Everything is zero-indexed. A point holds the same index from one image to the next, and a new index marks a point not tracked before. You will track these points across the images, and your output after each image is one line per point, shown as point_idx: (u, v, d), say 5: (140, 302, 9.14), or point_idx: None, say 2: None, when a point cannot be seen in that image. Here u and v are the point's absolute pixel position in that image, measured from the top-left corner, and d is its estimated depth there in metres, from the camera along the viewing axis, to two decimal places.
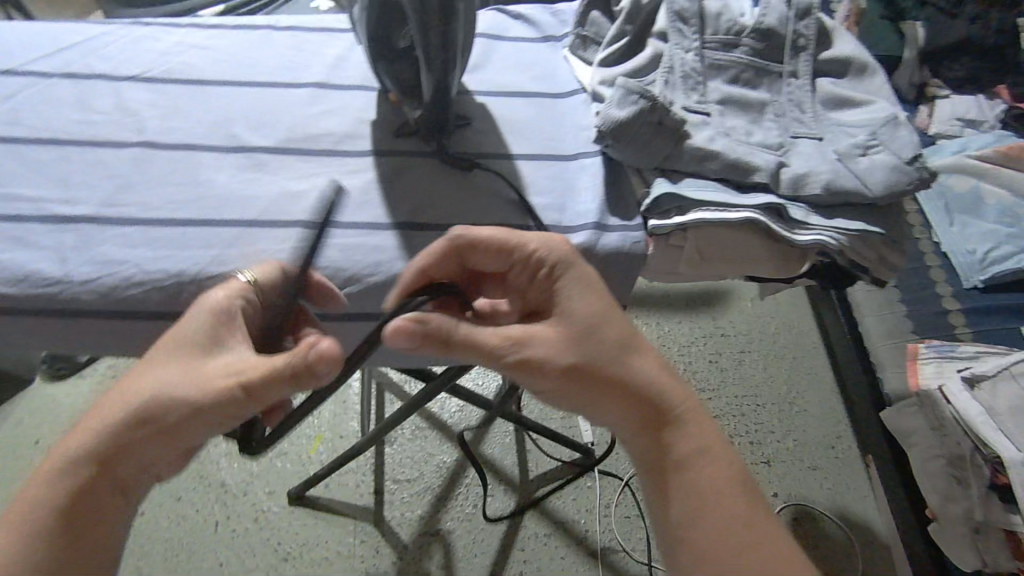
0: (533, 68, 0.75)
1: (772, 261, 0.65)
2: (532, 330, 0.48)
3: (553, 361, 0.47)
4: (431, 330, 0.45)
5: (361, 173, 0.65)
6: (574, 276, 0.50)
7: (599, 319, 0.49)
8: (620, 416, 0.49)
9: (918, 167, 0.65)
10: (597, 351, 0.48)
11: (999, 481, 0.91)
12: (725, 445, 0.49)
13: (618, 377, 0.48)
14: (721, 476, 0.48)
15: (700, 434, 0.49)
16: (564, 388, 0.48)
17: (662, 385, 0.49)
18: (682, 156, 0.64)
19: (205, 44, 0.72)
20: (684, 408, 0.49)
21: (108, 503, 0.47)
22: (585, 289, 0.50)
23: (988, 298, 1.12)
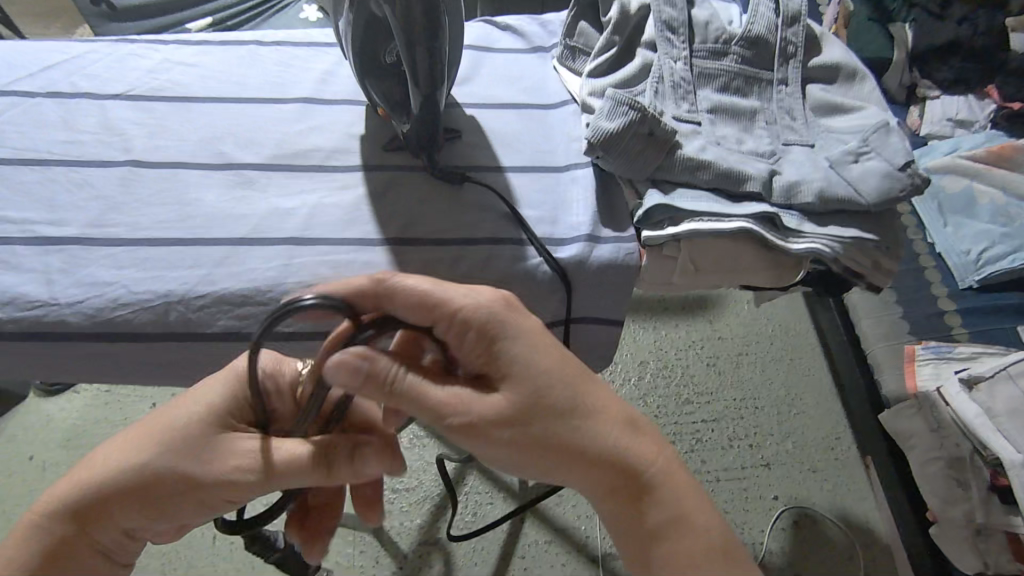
0: (522, 80, 0.75)
1: (767, 267, 0.64)
2: (478, 399, 0.44)
3: (507, 433, 0.45)
4: (378, 378, 0.42)
5: (351, 189, 0.64)
6: (519, 335, 0.45)
7: (547, 385, 0.45)
8: (587, 481, 0.48)
9: (910, 174, 0.65)
10: (555, 420, 0.45)
11: (998, 482, 0.94)
12: (700, 501, 0.49)
13: (581, 447, 0.46)
14: (694, 535, 0.48)
15: (673, 496, 0.48)
16: (522, 460, 0.46)
17: (626, 449, 0.47)
18: (674, 166, 0.63)
19: (191, 61, 0.72)
20: (657, 467, 0.48)
21: (83, 559, 0.48)
22: (529, 350, 0.45)
23: (984, 299, 1.13)
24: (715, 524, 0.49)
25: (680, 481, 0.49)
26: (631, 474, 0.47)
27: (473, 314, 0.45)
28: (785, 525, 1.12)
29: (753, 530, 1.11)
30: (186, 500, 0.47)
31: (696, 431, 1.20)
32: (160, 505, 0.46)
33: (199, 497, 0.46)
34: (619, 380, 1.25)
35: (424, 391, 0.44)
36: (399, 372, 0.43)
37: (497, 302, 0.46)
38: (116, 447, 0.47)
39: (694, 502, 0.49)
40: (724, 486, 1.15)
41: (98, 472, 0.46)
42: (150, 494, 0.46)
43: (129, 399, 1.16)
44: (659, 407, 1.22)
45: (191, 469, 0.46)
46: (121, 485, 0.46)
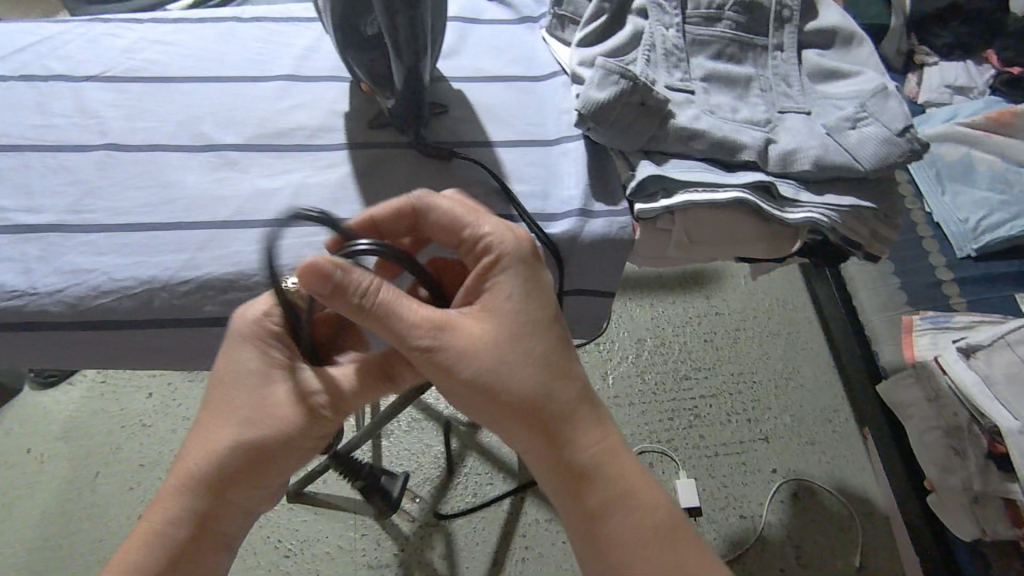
0: (510, 51, 0.73)
1: (764, 239, 0.63)
2: (451, 332, 0.45)
3: (469, 367, 0.45)
4: (345, 288, 0.42)
5: (335, 168, 0.62)
6: (519, 275, 0.47)
7: (525, 327, 0.46)
8: (533, 440, 0.47)
9: (909, 138, 0.63)
10: (520, 367, 0.46)
11: (996, 450, 0.91)
12: (649, 491, 0.48)
13: (534, 399, 0.46)
14: (626, 526, 0.47)
15: (620, 478, 0.47)
16: (477, 398, 0.46)
17: (582, 413, 0.47)
18: (667, 136, 0.62)
19: (169, 39, 0.69)
20: (601, 448, 0.47)
21: (212, 551, 0.49)
22: (514, 293, 0.47)
23: (982, 267, 1.12)
24: (657, 523, 0.47)
25: (625, 468, 0.48)
26: (577, 445, 0.47)
27: (485, 246, 0.47)
28: (784, 498, 1.12)
29: (752, 502, 1.11)
30: (283, 457, 0.50)
31: (694, 406, 1.20)
32: (265, 472, 0.49)
33: (291, 448, 0.49)
34: (617, 358, 1.24)
35: (396, 311, 0.44)
36: (376, 289, 0.43)
37: (513, 238, 0.47)
38: (200, 440, 0.48)
39: (637, 495, 0.47)
40: (723, 460, 1.15)
41: (196, 464, 0.48)
42: (252, 466, 0.48)
43: (124, 389, 1.15)
44: (657, 383, 1.22)
45: (276, 430, 0.48)
46: (222, 469, 0.48)
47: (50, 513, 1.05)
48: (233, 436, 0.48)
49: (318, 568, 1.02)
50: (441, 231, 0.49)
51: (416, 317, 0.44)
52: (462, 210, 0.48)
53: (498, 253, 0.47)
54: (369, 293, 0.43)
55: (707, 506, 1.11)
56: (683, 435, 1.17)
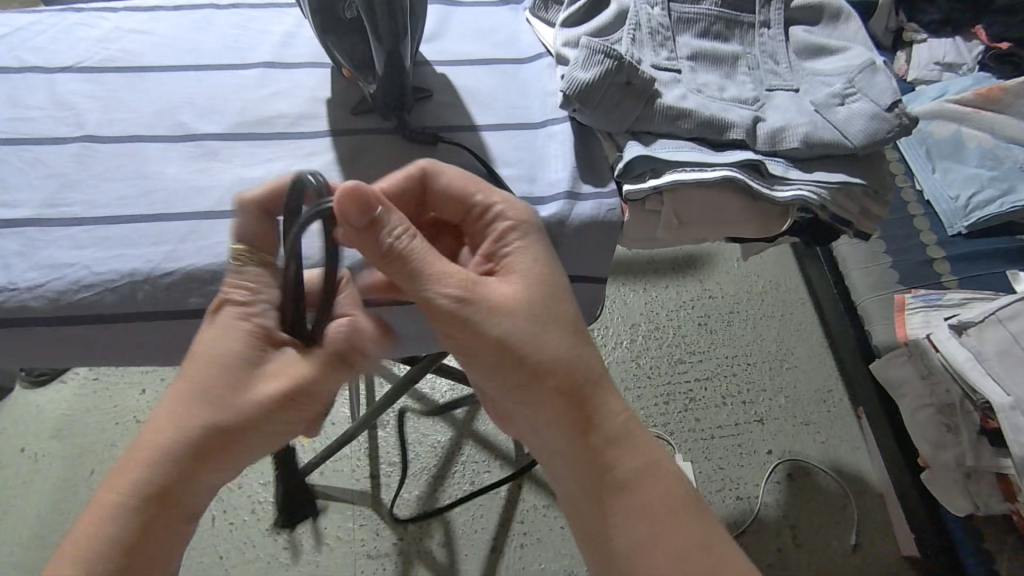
0: (493, 33, 0.72)
1: (755, 218, 0.62)
2: (482, 293, 0.46)
3: (501, 332, 0.46)
4: (377, 231, 0.43)
5: (318, 156, 0.61)
6: (538, 243, 0.50)
7: (550, 292, 0.48)
8: (559, 412, 0.48)
9: (897, 114, 0.62)
10: (550, 329, 0.47)
11: (988, 426, 0.92)
12: (668, 459, 0.49)
13: (563, 366, 0.47)
14: (653, 494, 0.47)
15: (643, 443, 0.49)
16: (507, 363, 0.47)
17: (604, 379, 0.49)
18: (653, 116, 0.61)
19: (144, 28, 0.68)
20: (624, 420, 0.48)
21: (172, 529, 0.47)
22: (534, 261, 0.49)
23: (973, 244, 1.12)
24: (682, 493, 0.48)
25: (646, 441, 0.49)
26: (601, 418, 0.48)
27: (498, 220, 0.50)
28: (780, 478, 1.12)
29: (748, 484, 1.12)
30: (252, 434, 0.49)
31: (689, 389, 1.20)
32: (233, 452, 0.49)
33: (261, 427, 0.49)
34: (610, 344, 1.24)
35: (426, 263, 0.45)
36: (406, 234, 0.45)
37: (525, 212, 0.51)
38: (173, 410, 0.47)
39: (660, 468, 0.48)
40: (719, 442, 1.15)
41: (165, 436, 0.47)
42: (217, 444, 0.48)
43: (116, 386, 1.14)
44: (652, 367, 1.22)
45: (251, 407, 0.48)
46: (188, 445, 0.47)
47: (44, 513, 1.04)
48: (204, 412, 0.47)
49: (318, 559, 1.02)
50: (449, 203, 0.51)
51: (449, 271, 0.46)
52: (470, 181, 0.51)
53: (515, 223, 0.50)
54: (399, 240, 0.44)
55: (704, 488, 1.12)
56: (679, 418, 1.17)
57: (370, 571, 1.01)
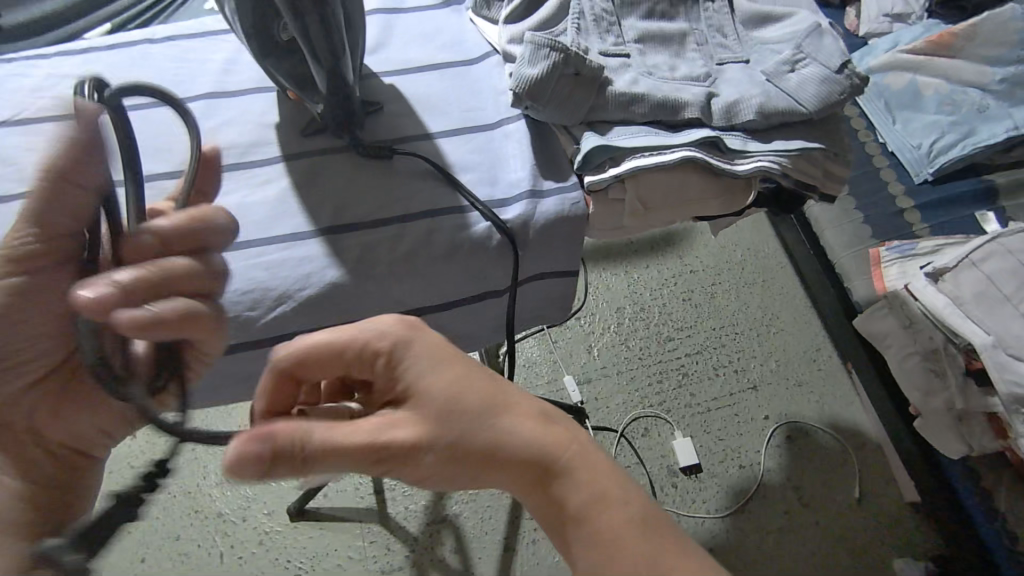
0: (437, 36, 0.70)
1: (719, 194, 0.62)
2: (394, 431, 0.43)
3: (423, 448, 0.43)
4: (279, 448, 0.40)
5: (274, 183, 0.60)
6: (423, 355, 0.45)
7: (453, 391, 0.44)
8: (512, 478, 0.45)
9: (849, 74, 0.62)
10: (464, 425, 0.44)
11: (972, 367, 0.93)
12: (615, 483, 0.45)
13: (494, 442, 0.44)
14: (624, 501, 0.44)
15: (586, 478, 0.45)
16: (446, 468, 0.44)
17: (535, 437, 0.45)
18: (606, 105, 0.61)
19: (78, 72, 0.65)
20: (567, 458, 0.45)
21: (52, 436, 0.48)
22: (432, 368, 0.45)
23: (940, 190, 1.13)
24: (641, 507, 0.44)
25: (595, 464, 0.45)
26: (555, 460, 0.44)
27: (374, 344, 0.45)
28: (780, 441, 1.13)
29: (750, 451, 1.13)
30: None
31: (682, 365, 1.20)
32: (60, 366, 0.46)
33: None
34: (599, 329, 1.24)
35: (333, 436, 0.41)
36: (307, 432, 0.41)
37: (396, 332, 0.45)
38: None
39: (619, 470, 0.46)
40: (716, 414, 1.16)
41: None
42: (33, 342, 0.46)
43: None
44: (641, 348, 1.22)
45: None
46: None
47: None
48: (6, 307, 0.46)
49: None
50: (326, 362, 0.45)
51: (360, 447, 0.41)
52: (331, 341, 0.45)
53: (404, 346, 0.45)
54: (307, 443, 0.40)
55: (706, 461, 1.12)
56: (674, 395, 1.18)
57: None
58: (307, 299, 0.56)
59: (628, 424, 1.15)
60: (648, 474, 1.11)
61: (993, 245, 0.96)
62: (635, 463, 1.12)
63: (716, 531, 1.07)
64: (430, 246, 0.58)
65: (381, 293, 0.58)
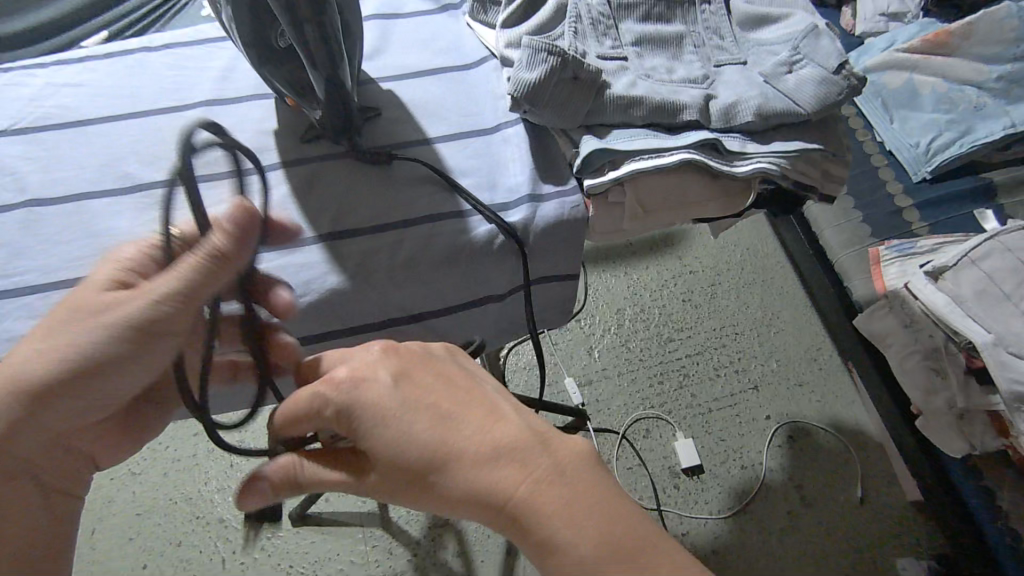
0: (435, 41, 0.71)
1: (718, 196, 0.62)
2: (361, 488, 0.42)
3: (388, 498, 0.42)
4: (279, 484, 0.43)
5: (272, 189, 0.60)
6: (364, 415, 0.40)
7: (395, 451, 0.40)
8: (477, 519, 0.40)
9: (846, 75, 0.62)
10: (414, 483, 0.40)
11: (974, 365, 0.93)
12: (580, 520, 0.38)
13: (445, 496, 0.40)
14: (586, 545, 0.37)
15: (546, 520, 0.38)
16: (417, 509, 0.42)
17: (484, 485, 0.39)
18: (605, 108, 0.61)
19: (76, 80, 0.65)
20: (521, 502, 0.38)
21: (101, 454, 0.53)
22: (374, 427, 0.40)
23: (939, 188, 1.13)
24: (614, 542, 0.38)
25: (556, 503, 0.38)
26: (506, 508, 0.38)
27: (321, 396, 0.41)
28: (781, 442, 1.13)
29: (751, 451, 1.13)
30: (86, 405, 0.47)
31: (682, 367, 1.20)
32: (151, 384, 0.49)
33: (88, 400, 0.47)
34: (599, 332, 1.24)
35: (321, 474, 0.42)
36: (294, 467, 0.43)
37: (335, 393, 0.41)
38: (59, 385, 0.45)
39: (587, 512, 0.38)
40: (718, 416, 1.16)
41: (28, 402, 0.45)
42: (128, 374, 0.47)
43: None
44: (642, 350, 1.22)
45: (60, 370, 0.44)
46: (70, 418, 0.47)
47: None
48: (79, 333, 0.44)
49: None
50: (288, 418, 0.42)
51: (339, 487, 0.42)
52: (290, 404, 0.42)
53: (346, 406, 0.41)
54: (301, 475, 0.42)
55: (708, 463, 1.12)
56: (675, 397, 1.18)
57: None
58: (308, 306, 0.56)
59: (629, 426, 1.15)
60: (650, 475, 1.11)
61: (992, 243, 0.96)
62: (637, 464, 1.12)
63: (718, 532, 1.06)
64: (429, 251, 0.58)
65: (381, 299, 0.58)
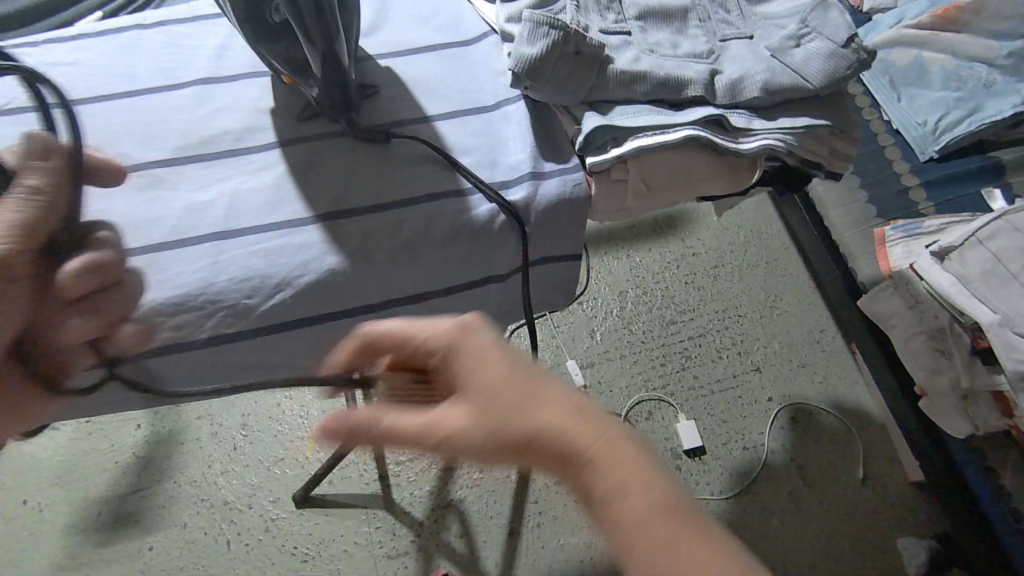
0: (434, 17, 0.69)
1: (723, 173, 0.61)
2: (434, 419, 0.40)
3: (461, 432, 0.39)
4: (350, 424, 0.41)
5: (270, 170, 0.59)
6: (464, 345, 0.42)
7: (485, 375, 0.40)
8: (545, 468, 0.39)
9: (855, 49, 0.61)
10: (494, 415, 0.39)
11: (979, 345, 0.91)
12: (654, 482, 0.37)
13: (526, 435, 0.39)
14: (655, 522, 0.35)
15: (619, 475, 0.37)
16: (493, 459, 0.40)
17: (567, 428, 0.38)
18: (608, 84, 0.60)
19: (68, 59, 0.64)
20: (601, 452, 0.38)
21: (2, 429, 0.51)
22: (473, 355, 0.42)
23: (946, 167, 1.11)
24: (681, 509, 0.36)
25: (632, 460, 0.38)
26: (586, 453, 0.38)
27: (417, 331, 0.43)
28: (784, 423, 1.13)
29: (753, 433, 1.12)
30: None
31: (685, 349, 1.20)
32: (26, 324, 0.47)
33: None
34: (602, 314, 1.23)
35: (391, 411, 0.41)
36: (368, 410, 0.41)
37: (447, 321, 0.43)
38: None
39: (666, 489, 0.37)
40: (720, 398, 1.16)
41: None
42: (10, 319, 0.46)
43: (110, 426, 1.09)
44: (645, 332, 1.21)
45: None
46: None
47: (41, 568, 0.99)
48: None
49: (339, 567, 1.01)
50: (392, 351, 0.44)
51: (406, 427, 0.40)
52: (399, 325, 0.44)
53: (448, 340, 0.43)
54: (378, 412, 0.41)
55: (711, 444, 1.12)
56: (678, 378, 1.17)
57: (392, 571, 1.01)
58: (306, 287, 0.55)
59: (631, 408, 1.15)
60: None
61: (1000, 222, 0.95)
62: None
63: (721, 513, 1.07)
64: (429, 231, 0.57)
65: (381, 280, 0.57)
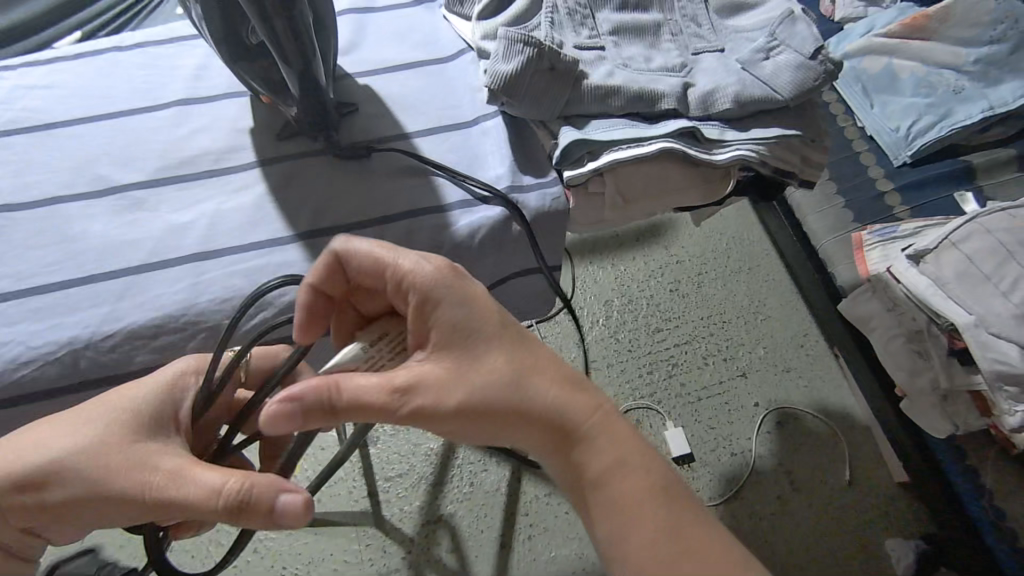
0: (411, 35, 0.70)
1: (698, 183, 0.62)
2: (418, 376, 0.47)
3: (447, 384, 0.47)
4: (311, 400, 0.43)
5: (249, 190, 0.59)
6: (448, 296, 0.48)
7: (471, 335, 0.48)
8: (533, 428, 0.50)
9: (823, 60, 0.62)
10: (488, 379, 0.48)
11: (955, 345, 0.93)
12: (639, 457, 0.51)
13: (520, 402, 0.49)
14: (639, 490, 0.50)
15: (606, 443, 0.50)
16: (476, 417, 0.48)
17: (562, 403, 0.50)
18: (583, 98, 0.61)
19: (46, 82, 0.64)
20: (594, 421, 0.50)
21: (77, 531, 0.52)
22: (460, 301, 0.49)
23: (919, 172, 1.13)
24: (659, 481, 0.50)
25: (621, 436, 0.51)
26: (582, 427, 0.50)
27: (413, 281, 0.48)
28: (770, 428, 1.14)
29: (740, 438, 1.13)
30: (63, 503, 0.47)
31: (671, 356, 1.21)
32: (74, 502, 0.46)
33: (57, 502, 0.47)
34: (588, 324, 1.24)
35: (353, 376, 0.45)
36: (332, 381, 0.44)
37: (431, 273, 0.48)
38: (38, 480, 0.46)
39: (645, 465, 0.51)
40: (707, 404, 1.16)
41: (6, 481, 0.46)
42: (64, 487, 0.46)
43: None
44: (630, 340, 1.22)
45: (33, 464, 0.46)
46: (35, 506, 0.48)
47: None
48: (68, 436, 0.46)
49: None
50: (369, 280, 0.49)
51: (376, 386, 0.45)
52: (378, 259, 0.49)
53: (427, 294, 0.48)
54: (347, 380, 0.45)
55: (699, 451, 1.13)
56: (664, 386, 1.18)
57: None
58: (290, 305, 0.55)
59: None
60: None
61: (972, 225, 0.97)
62: None
63: None
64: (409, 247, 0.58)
65: None
